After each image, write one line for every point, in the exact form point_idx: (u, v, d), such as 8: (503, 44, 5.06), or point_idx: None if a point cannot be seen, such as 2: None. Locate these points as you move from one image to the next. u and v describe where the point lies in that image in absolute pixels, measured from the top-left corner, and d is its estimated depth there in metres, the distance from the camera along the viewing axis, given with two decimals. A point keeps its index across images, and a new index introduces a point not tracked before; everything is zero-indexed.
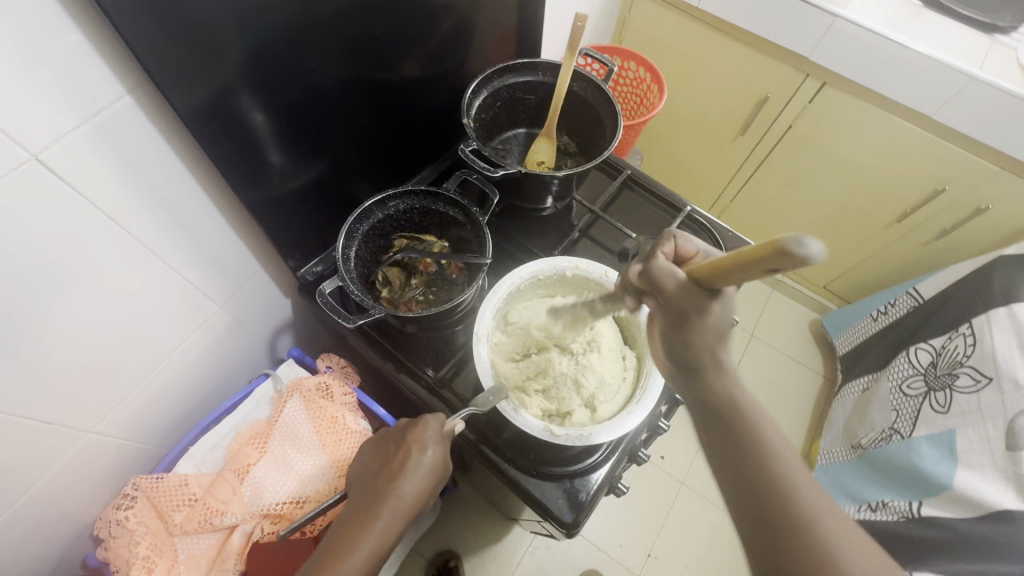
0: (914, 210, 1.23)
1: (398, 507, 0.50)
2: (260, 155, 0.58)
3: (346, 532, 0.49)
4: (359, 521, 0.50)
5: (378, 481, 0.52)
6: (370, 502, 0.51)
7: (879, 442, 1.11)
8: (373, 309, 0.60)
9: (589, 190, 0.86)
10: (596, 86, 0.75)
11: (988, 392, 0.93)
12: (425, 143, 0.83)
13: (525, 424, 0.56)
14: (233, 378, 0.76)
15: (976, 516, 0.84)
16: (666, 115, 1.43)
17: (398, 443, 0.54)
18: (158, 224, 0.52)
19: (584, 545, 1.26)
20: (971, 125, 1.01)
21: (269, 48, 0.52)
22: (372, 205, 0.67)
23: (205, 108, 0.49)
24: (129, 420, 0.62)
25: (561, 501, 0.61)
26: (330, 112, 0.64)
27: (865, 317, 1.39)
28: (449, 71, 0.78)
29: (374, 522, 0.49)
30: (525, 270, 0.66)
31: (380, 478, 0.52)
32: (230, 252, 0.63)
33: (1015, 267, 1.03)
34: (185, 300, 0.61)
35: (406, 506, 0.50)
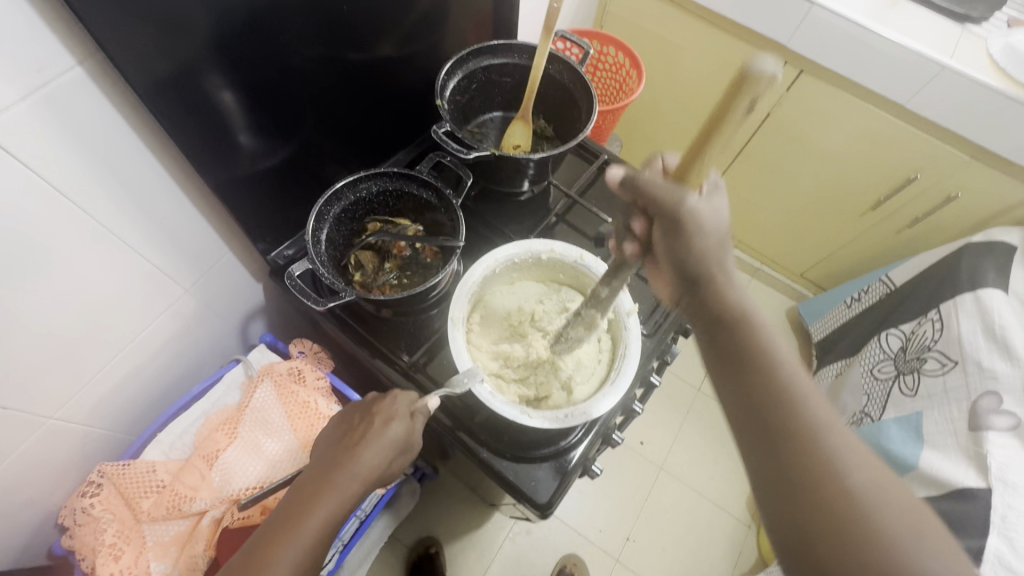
0: (887, 198, 1.25)
1: (357, 477, 0.49)
2: (228, 135, 0.57)
3: (302, 498, 0.49)
4: (318, 486, 0.49)
5: (341, 449, 0.52)
6: (331, 469, 0.50)
7: (850, 425, 1.14)
8: (343, 292, 0.59)
9: (567, 175, 0.86)
10: (572, 69, 0.75)
11: (953, 375, 0.96)
12: (399, 125, 0.82)
13: (500, 408, 0.56)
14: (204, 363, 0.74)
15: (940, 493, 0.87)
16: (647, 102, 1.44)
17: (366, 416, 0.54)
18: (116, 203, 0.51)
19: (564, 530, 1.27)
20: (942, 113, 1.02)
21: (239, 26, 0.51)
22: (344, 187, 0.66)
23: (168, 85, 0.48)
24: (94, 406, 0.61)
25: (536, 483, 0.61)
26: (302, 92, 0.62)
27: (840, 305, 1.41)
28: (424, 52, 0.77)
29: (331, 489, 0.49)
30: (500, 253, 0.65)
31: (343, 446, 0.52)
32: (196, 233, 0.62)
33: (983, 255, 1.05)
34: (149, 283, 0.59)
35: (366, 476, 0.50)
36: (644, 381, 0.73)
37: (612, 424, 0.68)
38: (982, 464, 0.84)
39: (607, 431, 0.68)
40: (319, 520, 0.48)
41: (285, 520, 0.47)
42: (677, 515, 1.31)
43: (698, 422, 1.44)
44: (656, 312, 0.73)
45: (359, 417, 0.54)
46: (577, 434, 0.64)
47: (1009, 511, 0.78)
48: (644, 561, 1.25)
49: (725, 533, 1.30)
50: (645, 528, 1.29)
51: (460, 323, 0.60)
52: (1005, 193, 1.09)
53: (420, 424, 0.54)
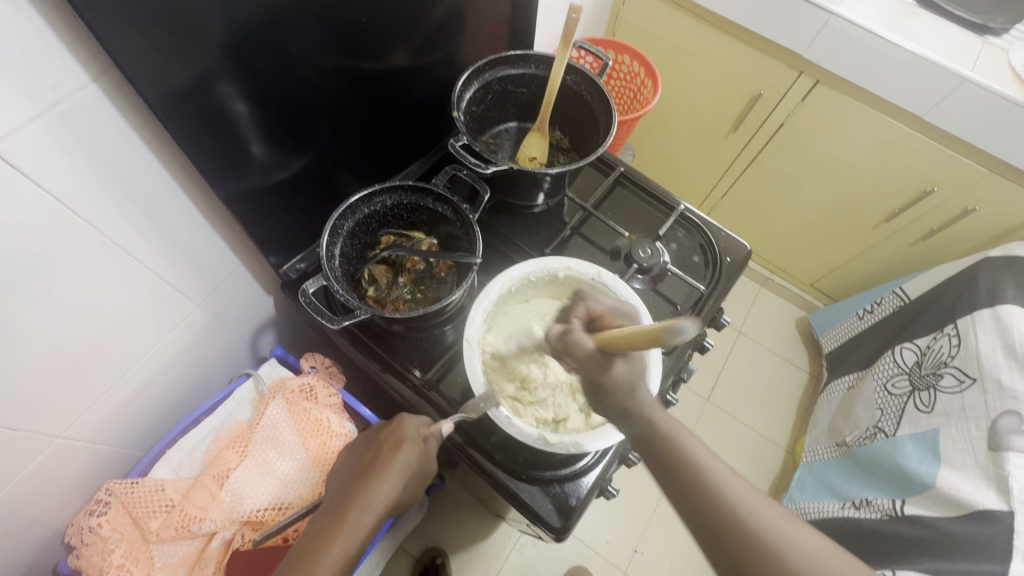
0: (902, 210, 1.24)
1: (370, 508, 0.48)
2: (239, 147, 0.55)
3: (316, 532, 0.48)
4: (332, 521, 0.48)
5: (354, 481, 0.51)
6: (344, 501, 0.49)
7: (863, 440, 1.12)
8: (358, 310, 0.58)
9: (582, 187, 0.84)
10: (589, 80, 0.73)
11: (971, 392, 0.94)
12: (413, 136, 0.81)
13: (520, 432, 0.55)
14: (214, 376, 0.73)
15: (958, 514, 0.85)
16: (658, 110, 1.42)
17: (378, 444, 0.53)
18: (129, 218, 0.50)
19: (572, 541, 1.26)
20: (961, 126, 1.01)
21: (252, 35, 0.49)
22: (358, 200, 0.65)
23: (181, 96, 0.47)
24: (102, 423, 0.59)
25: (552, 505, 0.60)
26: (315, 102, 0.61)
27: (852, 317, 1.40)
28: (439, 62, 0.75)
29: (344, 520, 0.48)
30: (517, 272, 0.64)
31: (358, 476, 0.51)
32: (208, 247, 0.61)
33: (1001, 270, 1.04)
34: (160, 298, 0.58)
35: (378, 506, 0.49)
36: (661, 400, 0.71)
37: (629, 444, 0.66)
38: (1002, 486, 0.82)
39: (624, 452, 0.66)
40: (337, 554, 0.46)
41: (301, 558, 0.46)
42: (685, 528, 1.29)
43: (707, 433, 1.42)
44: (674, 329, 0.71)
45: (372, 447, 0.54)
46: (594, 455, 0.62)
47: None
48: (651, 575, 1.24)
49: None
50: (653, 540, 1.27)
51: (477, 343, 0.59)
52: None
53: (433, 448, 0.52)
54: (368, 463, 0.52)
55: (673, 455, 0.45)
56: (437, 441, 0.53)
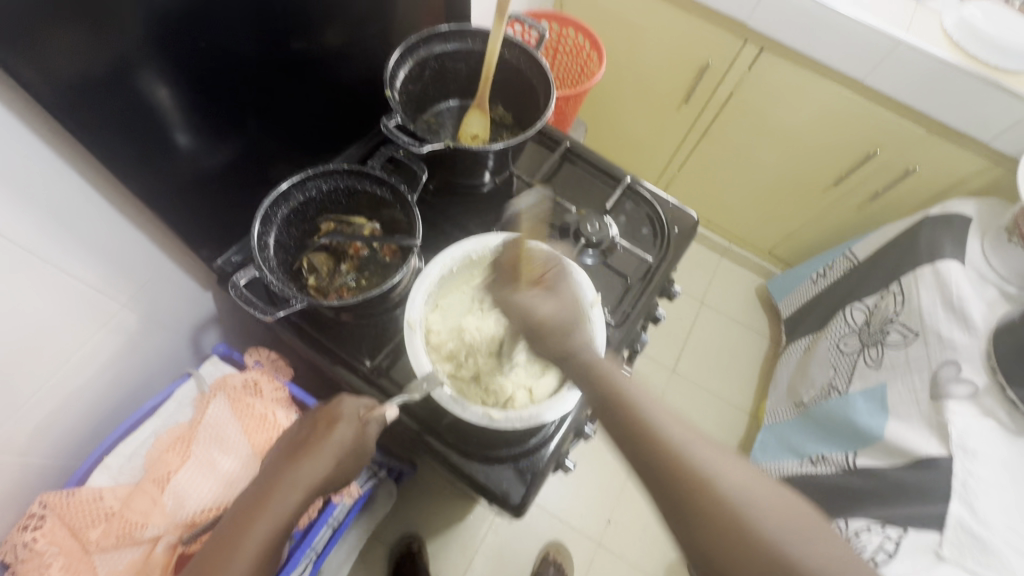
0: (848, 173, 1.27)
1: (297, 485, 0.48)
2: (163, 135, 0.53)
3: (245, 513, 0.47)
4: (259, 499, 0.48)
5: (285, 461, 0.50)
6: (273, 481, 0.48)
7: (818, 399, 1.17)
8: (294, 300, 0.56)
9: (529, 164, 0.84)
10: (527, 54, 0.72)
11: (915, 346, 0.98)
12: (349, 117, 0.78)
13: (461, 411, 0.55)
14: (156, 379, 0.71)
15: (903, 463, 0.89)
16: (610, 85, 1.41)
17: (312, 423, 0.52)
18: (29, 217, 0.46)
19: (546, 517, 1.27)
20: (898, 88, 1.03)
21: (166, 19, 0.47)
22: (291, 187, 0.62)
23: (89, 87, 0.44)
24: (33, 437, 0.56)
25: (507, 482, 0.60)
26: (241, 86, 0.58)
27: (806, 281, 1.44)
28: (372, 38, 0.73)
29: (269, 501, 0.47)
30: (457, 251, 0.63)
31: (288, 455, 0.50)
32: (131, 245, 0.58)
33: (940, 227, 1.07)
34: (82, 302, 0.55)
35: (308, 485, 0.48)
36: None
37: (584, 417, 0.67)
38: (942, 433, 0.86)
39: (579, 425, 0.67)
40: (263, 531, 0.46)
41: (227, 538, 0.45)
42: None
43: (673, 404, 1.45)
44: (623, 302, 0.72)
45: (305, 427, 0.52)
46: (549, 429, 0.63)
47: (969, 477, 0.79)
48: (625, 542, 1.27)
49: None
50: (626, 510, 1.30)
51: (418, 325, 0.58)
52: (960, 165, 1.11)
53: (373, 432, 0.51)
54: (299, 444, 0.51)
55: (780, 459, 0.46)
56: (377, 425, 0.52)
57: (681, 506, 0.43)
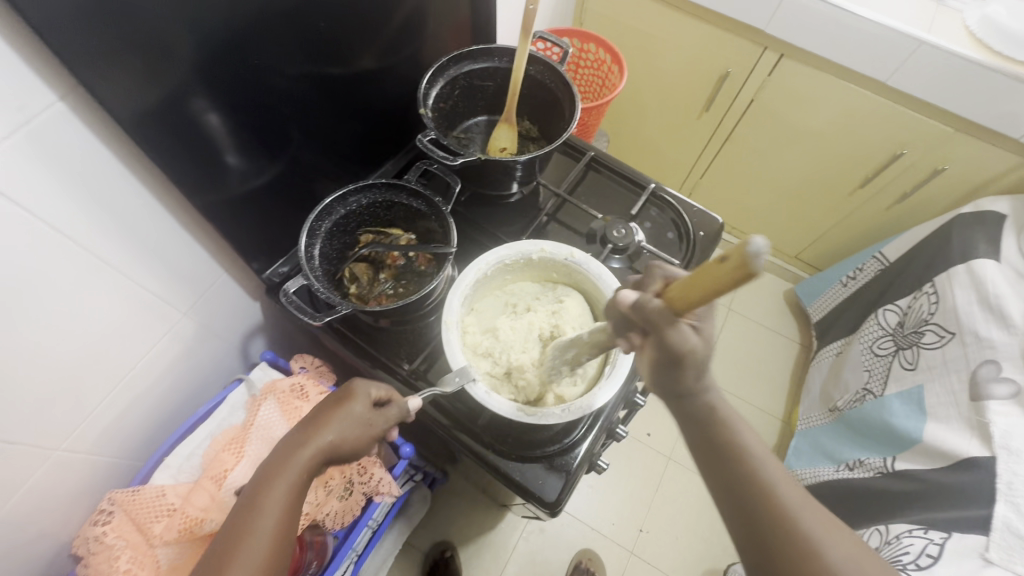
0: (875, 175, 1.26)
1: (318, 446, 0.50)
2: (216, 157, 0.58)
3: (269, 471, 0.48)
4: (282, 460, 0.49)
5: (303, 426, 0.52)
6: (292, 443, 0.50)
7: (854, 403, 1.15)
8: (339, 306, 0.59)
9: (555, 174, 0.87)
10: (552, 69, 0.75)
11: (951, 346, 0.97)
12: (383, 136, 0.83)
13: (497, 406, 0.57)
14: (209, 385, 0.75)
15: (945, 465, 0.87)
16: (630, 96, 1.44)
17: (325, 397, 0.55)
18: (106, 232, 0.51)
19: (578, 526, 1.28)
20: (923, 88, 1.03)
21: (219, 49, 0.51)
22: (333, 201, 0.66)
23: (155, 113, 0.49)
24: (101, 437, 0.61)
25: (542, 482, 0.61)
26: (284, 109, 0.63)
27: (836, 284, 1.42)
28: (405, 61, 0.77)
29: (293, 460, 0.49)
30: (492, 257, 0.65)
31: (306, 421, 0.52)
32: (190, 257, 0.62)
33: (973, 225, 1.06)
34: (148, 312, 0.60)
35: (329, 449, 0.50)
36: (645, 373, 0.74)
37: (616, 419, 0.69)
38: (985, 434, 0.84)
39: (611, 426, 0.69)
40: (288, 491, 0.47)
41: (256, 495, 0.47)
42: (688, 504, 1.32)
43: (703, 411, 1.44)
44: None
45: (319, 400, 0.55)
46: (581, 429, 0.64)
47: (1014, 478, 0.77)
48: (657, 551, 1.26)
49: None
50: (658, 519, 1.30)
51: (456, 327, 0.61)
52: (992, 163, 1.10)
53: (391, 415, 0.55)
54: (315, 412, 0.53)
55: (745, 470, 0.45)
56: (396, 411, 0.55)
57: (755, 524, 0.44)
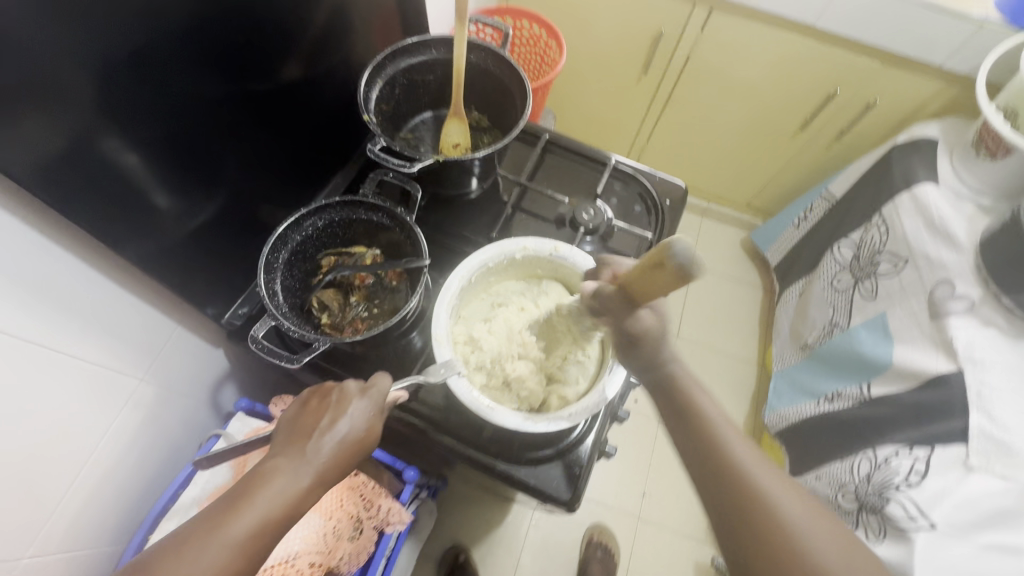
0: (812, 116, 1.30)
1: (308, 464, 0.45)
2: (143, 201, 0.51)
3: (246, 491, 0.43)
4: (269, 471, 0.45)
5: (289, 440, 0.46)
6: (276, 460, 0.45)
7: (824, 337, 1.21)
8: (316, 342, 0.55)
9: (513, 163, 0.84)
10: (495, 54, 0.72)
11: (907, 272, 1.02)
12: (323, 148, 0.77)
13: (502, 420, 0.53)
14: (182, 448, 0.69)
15: (916, 384, 0.92)
16: (568, 68, 1.42)
17: (320, 403, 0.49)
18: (28, 310, 0.44)
19: (585, 504, 1.29)
20: (849, 26, 1.06)
21: (128, 77, 0.45)
22: (287, 229, 0.61)
23: (63, 161, 0.43)
24: (70, 530, 0.54)
25: (560, 481, 0.60)
26: (211, 137, 0.57)
27: (789, 227, 1.47)
28: (335, 65, 0.72)
29: (272, 481, 0.44)
30: (474, 262, 0.62)
31: (296, 433, 0.47)
32: (133, 316, 0.56)
33: (910, 153, 1.11)
34: (97, 385, 0.53)
35: (316, 469, 0.45)
36: None
37: (618, 403, 0.68)
38: (949, 349, 0.88)
39: (614, 411, 0.68)
40: (263, 512, 0.42)
41: (234, 509, 0.42)
42: None
43: None
44: None
45: (312, 402, 0.49)
46: (585, 422, 0.64)
47: (983, 387, 0.82)
48: (663, 512, 1.29)
49: None
50: (658, 481, 1.33)
51: (447, 340, 0.57)
52: (917, 91, 1.15)
53: (379, 425, 0.50)
54: (305, 423, 0.48)
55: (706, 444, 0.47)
56: (383, 419, 0.50)
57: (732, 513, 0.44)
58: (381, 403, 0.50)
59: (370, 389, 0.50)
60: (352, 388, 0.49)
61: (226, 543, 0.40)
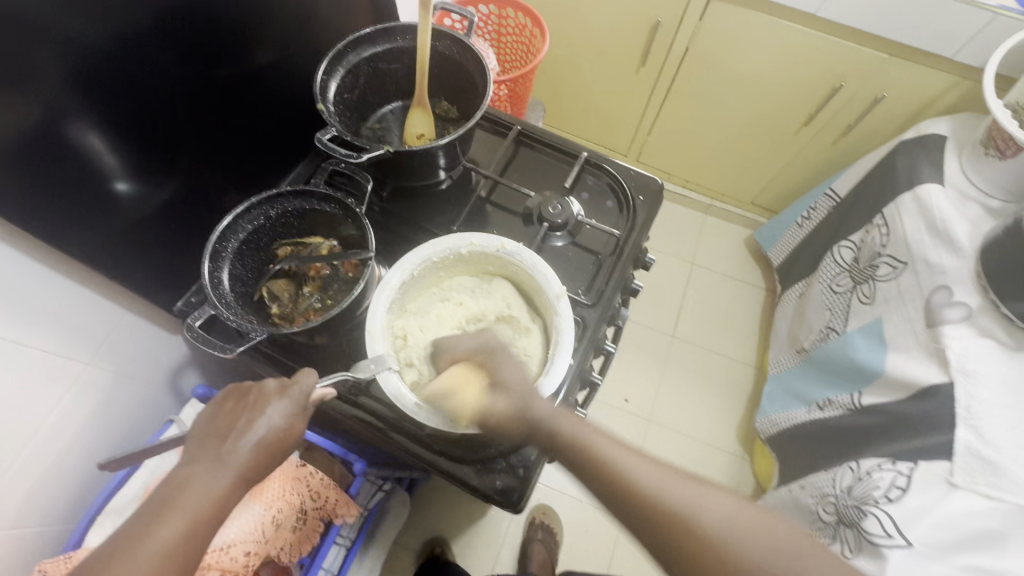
0: (817, 111, 1.24)
1: (227, 467, 0.45)
2: (102, 186, 0.52)
3: (164, 499, 0.43)
4: (186, 478, 0.44)
5: (207, 444, 0.46)
6: (193, 466, 0.45)
7: (819, 342, 1.16)
8: (254, 333, 0.55)
9: (485, 153, 0.82)
10: (460, 43, 0.70)
11: (905, 276, 0.97)
12: (286, 136, 0.76)
13: (426, 417, 0.53)
14: (139, 431, 0.70)
15: (908, 395, 0.87)
16: (565, 58, 1.39)
17: (237, 405, 0.48)
18: None
19: (568, 502, 1.28)
20: (853, 15, 1.01)
21: (90, 60, 0.46)
22: (234, 219, 0.61)
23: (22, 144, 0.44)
24: (23, 508, 0.56)
25: (503, 480, 0.59)
26: (173, 124, 0.57)
27: (793, 226, 1.42)
28: (299, 54, 0.71)
29: (190, 486, 0.43)
30: (417, 257, 0.61)
31: (214, 437, 0.47)
32: (81, 303, 0.57)
33: (917, 150, 1.05)
34: (44, 369, 0.54)
35: (235, 472, 0.45)
36: (599, 351, 0.72)
37: (574, 401, 0.68)
38: (942, 359, 0.84)
39: (570, 410, 0.67)
40: (182, 518, 0.42)
41: (149, 517, 0.41)
42: (674, 465, 1.32)
43: (678, 368, 1.44)
44: (597, 280, 0.71)
45: (230, 404, 0.48)
46: None
47: (973, 401, 0.77)
48: None
49: (722, 467, 1.32)
50: None
51: (382, 334, 0.56)
52: (929, 84, 1.08)
53: (302, 422, 0.50)
54: (224, 426, 0.47)
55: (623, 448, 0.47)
56: (307, 416, 0.50)
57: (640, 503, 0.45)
58: (303, 400, 0.49)
59: (291, 386, 0.49)
60: (272, 388, 0.49)
61: (145, 553, 0.40)
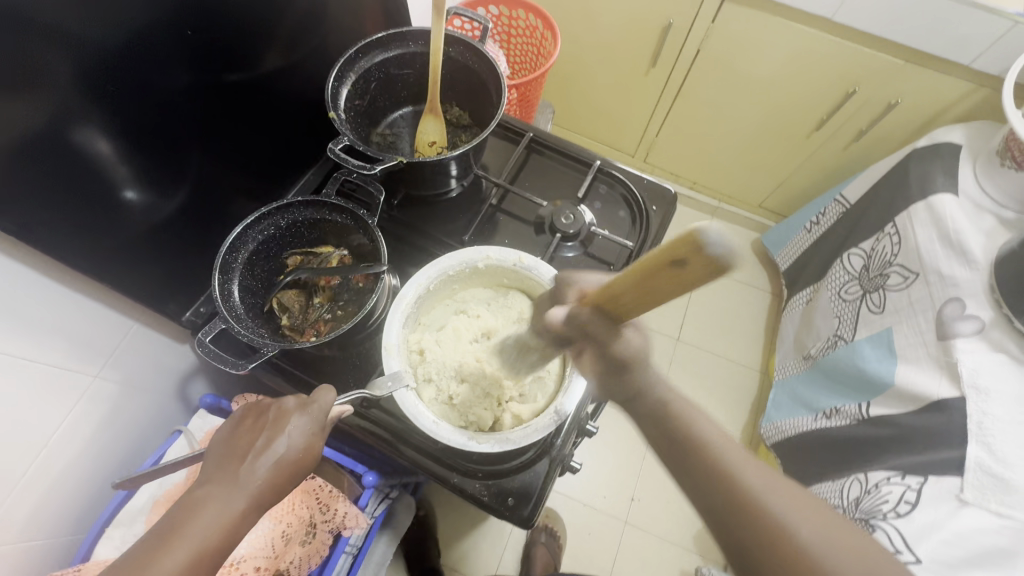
0: (829, 115, 1.23)
1: (243, 488, 0.44)
2: (111, 194, 0.51)
3: (178, 520, 0.43)
4: (202, 499, 0.44)
5: (224, 463, 0.46)
6: (209, 487, 0.45)
7: (827, 349, 1.15)
8: (265, 348, 0.54)
9: (496, 161, 0.81)
10: (473, 49, 0.68)
11: (916, 286, 0.96)
12: (295, 142, 0.75)
13: (446, 437, 0.52)
14: (147, 441, 0.70)
15: (917, 408, 0.87)
16: (574, 58, 1.37)
17: (254, 423, 0.48)
18: None
19: (572, 505, 1.28)
20: (869, 21, 0.99)
21: (95, 62, 0.45)
22: (243, 230, 0.60)
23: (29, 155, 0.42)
24: (32, 521, 0.56)
25: (513, 496, 0.59)
26: (181, 131, 0.56)
27: (801, 230, 1.40)
28: (308, 59, 0.69)
29: (205, 509, 0.43)
30: (433, 270, 0.60)
31: (231, 456, 0.46)
32: (88, 316, 0.56)
33: (930, 158, 1.03)
34: (49, 383, 0.53)
35: (251, 493, 0.44)
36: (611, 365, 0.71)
37: (586, 416, 0.67)
38: (954, 373, 0.83)
39: (582, 424, 0.66)
40: (196, 542, 0.42)
41: (164, 539, 0.41)
42: None
43: (682, 372, 1.44)
44: None
45: (248, 422, 0.48)
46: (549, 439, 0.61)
47: (984, 417, 0.77)
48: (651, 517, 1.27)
49: None
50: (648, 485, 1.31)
51: (397, 351, 0.56)
52: (945, 91, 1.07)
53: (320, 442, 0.49)
54: (241, 445, 0.47)
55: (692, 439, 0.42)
56: (325, 435, 0.49)
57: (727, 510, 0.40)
58: (321, 419, 0.49)
59: (310, 405, 0.49)
60: (290, 406, 0.48)
61: None
